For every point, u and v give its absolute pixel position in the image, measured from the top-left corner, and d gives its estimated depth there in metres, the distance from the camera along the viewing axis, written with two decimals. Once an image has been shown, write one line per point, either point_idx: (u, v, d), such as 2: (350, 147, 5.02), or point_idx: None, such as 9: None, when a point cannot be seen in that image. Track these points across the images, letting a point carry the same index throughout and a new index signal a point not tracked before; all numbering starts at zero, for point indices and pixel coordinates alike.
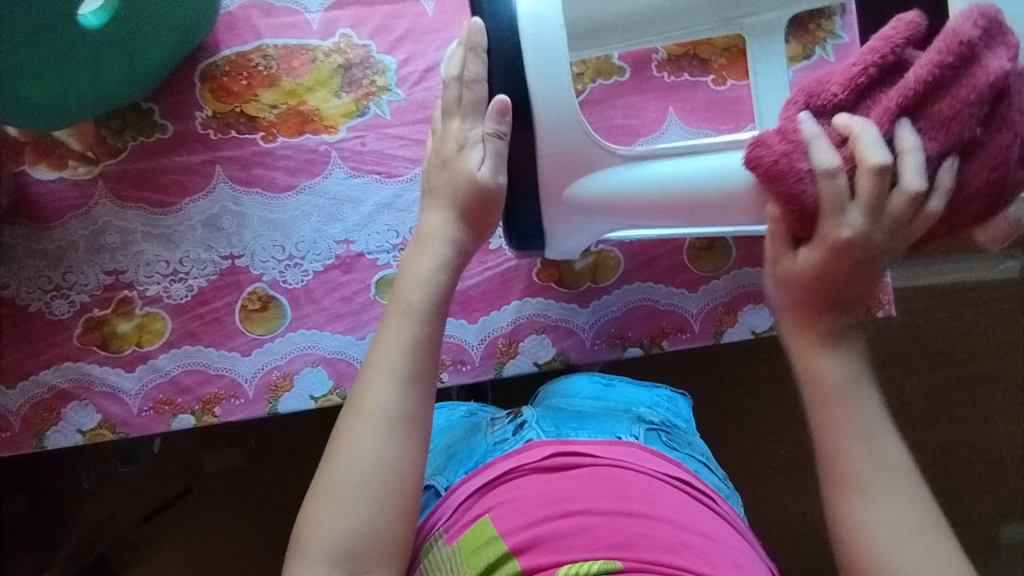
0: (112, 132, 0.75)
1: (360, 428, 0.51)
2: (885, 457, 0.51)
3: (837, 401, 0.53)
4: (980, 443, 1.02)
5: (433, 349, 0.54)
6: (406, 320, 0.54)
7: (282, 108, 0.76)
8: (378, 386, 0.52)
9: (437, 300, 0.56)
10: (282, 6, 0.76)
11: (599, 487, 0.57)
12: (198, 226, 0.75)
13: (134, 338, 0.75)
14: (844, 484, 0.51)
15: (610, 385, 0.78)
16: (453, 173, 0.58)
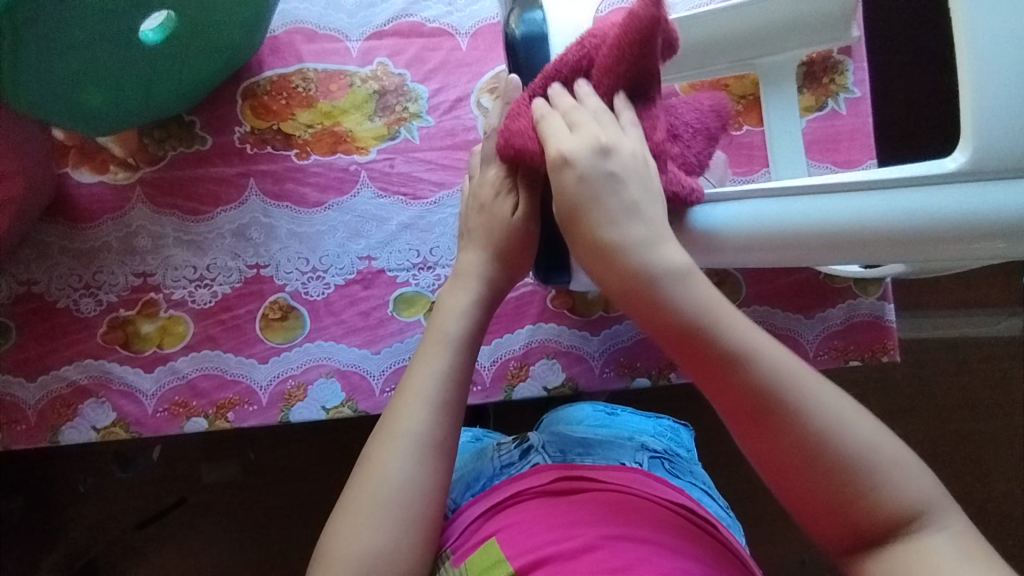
0: (153, 141, 0.79)
1: (391, 450, 0.52)
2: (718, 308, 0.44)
3: (654, 283, 0.45)
4: (981, 497, 1.02)
5: (463, 381, 0.56)
6: (440, 349, 0.56)
7: (317, 128, 0.79)
8: (409, 412, 0.53)
9: (469, 333, 0.58)
10: (324, 33, 0.81)
11: (603, 511, 0.58)
12: (227, 235, 0.78)
13: (155, 339, 0.77)
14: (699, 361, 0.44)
15: (614, 414, 0.79)
16: (490, 217, 0.60)
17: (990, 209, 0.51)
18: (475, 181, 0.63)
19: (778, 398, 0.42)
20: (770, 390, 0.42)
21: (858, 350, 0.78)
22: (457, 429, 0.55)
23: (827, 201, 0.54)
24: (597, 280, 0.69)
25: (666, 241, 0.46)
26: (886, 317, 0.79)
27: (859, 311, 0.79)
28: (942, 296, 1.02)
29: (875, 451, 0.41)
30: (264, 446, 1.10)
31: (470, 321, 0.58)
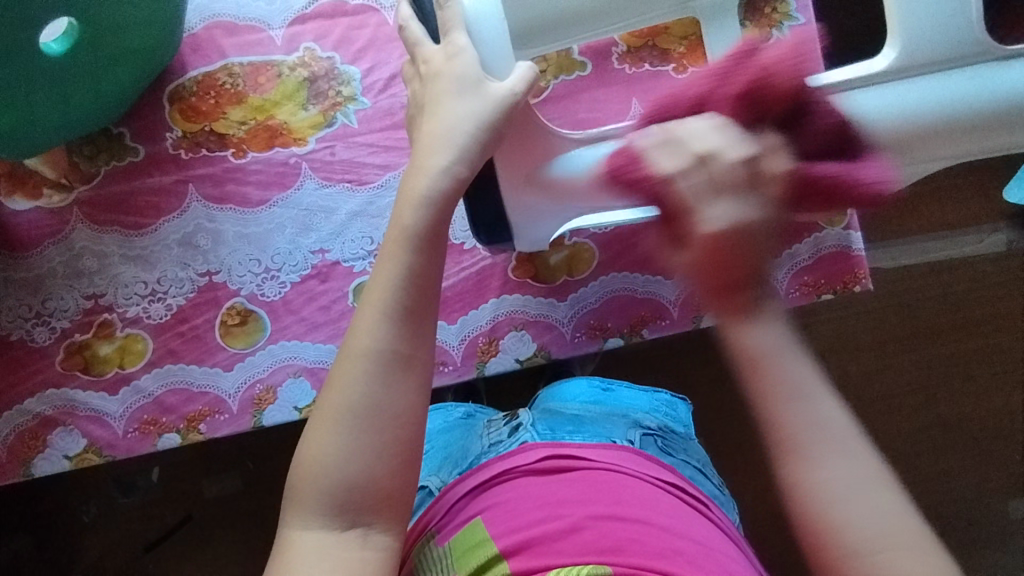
0: (84, 158, 0.77)
1: (351, 370, 0.45)
2: (767, 341, 0.43)
3: (762, 360, 0.43)
4: (978, 418, 1.01)
5: (429, 285, 0.47)
6: (399, 247, 0.46)
7: (250, 124, 0.77)
8: (369, 323, 0.46)
9: (434, 225, 0.46)
10: (245, 24, 0.78)
11: (591, 489, 0.55)
12: (173, 245, 0.76)
13: (115, 360, 0.75)
14: (756, 384, 0.43)
15: (609, 389, 0.76)
16: (443, 83, 0.49)
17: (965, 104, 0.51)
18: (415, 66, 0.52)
19: (828, 470, 0.42)
20: (824, 471, 0.42)
21: (830, 284, 0.77)
22: (430, 340, 0.47)
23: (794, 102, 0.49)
24: (544, 236, 0.67)
25: (777, 331, 0.43)
26: (854, 246, 0.77)
27: (826, 244, 0.77)
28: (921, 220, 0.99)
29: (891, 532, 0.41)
30: (258, 456, 1.08)
31: (440, 200, 0.47)
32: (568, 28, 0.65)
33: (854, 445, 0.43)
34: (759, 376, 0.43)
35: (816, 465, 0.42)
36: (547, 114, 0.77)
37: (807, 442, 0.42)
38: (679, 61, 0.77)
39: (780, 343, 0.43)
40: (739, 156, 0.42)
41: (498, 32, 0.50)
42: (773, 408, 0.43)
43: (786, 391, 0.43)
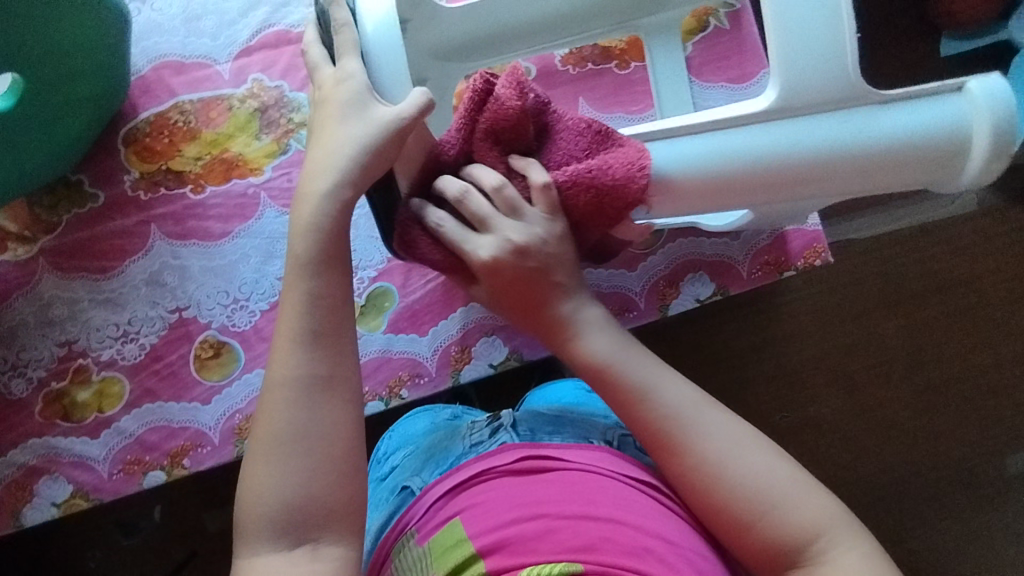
0: (45, 209, 0.78)
1: (281, 398, 0.48)
2: (602, 346, 0.57)
3: (603, 369, 0.56)
4: (1004, 381, 0.94)
5: (334, 304, 0.50)
6: (300, 275, 0.50)
7: (206, 159, 0.78)
8: (284, 353, 0.49)
9: (325, 249, 0.51)
10: (192, 62, 0.79)
11: (567, 490, 0.55)
12: (141, 285, 0.77)
13: (94, 404, 0.76)
14: (608, 389, 0.56)
15: (594, 390, 0.74)
16: (333, 111, 0.52)
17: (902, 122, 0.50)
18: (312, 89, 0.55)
19: (704, 450, 0.53)
20: (702, 451, 0.53)
21: (790, 261, 0.78)
22: (347, 351, 0.50)
23: (824, 125, 0.50)
24: None
25: (603, 338, 0.57)
26: (809, 223, 0.79)
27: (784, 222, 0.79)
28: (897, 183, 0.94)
29: (765, 475, 0.52)
30: None
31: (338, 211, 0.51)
32: (513, 44, 0.72)
33: (710, 420, 0.54)
34: (611, 383, 0.56)
35: (693, 460, 0.53)
36: None
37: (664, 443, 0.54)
38: (620, 58, 0.78)
39: (610, 348, 0.57)
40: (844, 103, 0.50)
41: (394, 44, 0.52)
42: (630, 407, 0.55)
43: (635, 393, 0.55)
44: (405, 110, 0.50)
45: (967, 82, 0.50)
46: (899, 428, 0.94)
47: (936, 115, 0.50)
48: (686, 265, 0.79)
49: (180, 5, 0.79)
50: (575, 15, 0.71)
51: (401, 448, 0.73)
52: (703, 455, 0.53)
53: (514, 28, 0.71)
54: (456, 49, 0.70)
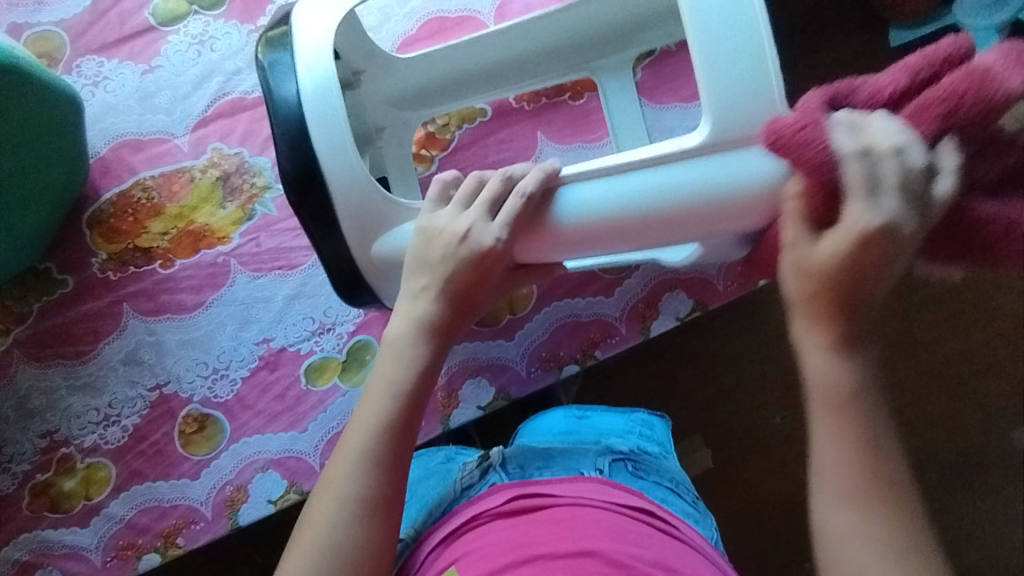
0: (15, 299, 0.77)
1: (331, 511, 0.49)
2: (830, 374, 0.43)
3: (833, 405, 0.43)
4: (1002, 360, 0.88)
5: (405, 435, 0.52)
6: (380, 401, 0.52)
7: (172, 232, 0.78)
8: (347, 467, 0.50)
9: (416, 386, 0.53)
10: (150, 138, 0.79)
11: (559, 527, 0.53)
12: (118, 365, 0.76)
13: (80, 492, 0.74)
14: (836, 419, 0.43)
15: (584, 417, 0.72)
16: (454, 235, 0.53)
17: None
18: (429, 217, 0.55)
19: (824, 508, 0.43)
20: (824, 510, 0.43)
21: None
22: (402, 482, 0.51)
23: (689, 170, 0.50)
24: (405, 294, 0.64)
25: (847, 365, 0.42)
26: None
27: None
28: None
29: None
30: None
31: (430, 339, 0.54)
32: (465, 89, 0.73)
33: (884, 498, 0.42)
34: (833, 415, 0.43)
35: (823, 510, 0.43)
36: (459, 164, 0.79)
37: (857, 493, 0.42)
38: (573, 89, 0.79)
39: (841, 376, 0.42)
40: (877, 148, 0.40)
41: (339, 129, 0.55)
42: (818, 441, 0.43)
43: (848, 429, 0.42)
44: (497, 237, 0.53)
45: None
46: (905, 417, 0.88)
47: None
48: (662, 285, 0.79)
49: (133, 84, 0.80)
50: (528, 59, 0.72)
51: None
52: (835, 548, 0.42)
53: (461, 74, 0.72)
54: (406, 100, 0.72)
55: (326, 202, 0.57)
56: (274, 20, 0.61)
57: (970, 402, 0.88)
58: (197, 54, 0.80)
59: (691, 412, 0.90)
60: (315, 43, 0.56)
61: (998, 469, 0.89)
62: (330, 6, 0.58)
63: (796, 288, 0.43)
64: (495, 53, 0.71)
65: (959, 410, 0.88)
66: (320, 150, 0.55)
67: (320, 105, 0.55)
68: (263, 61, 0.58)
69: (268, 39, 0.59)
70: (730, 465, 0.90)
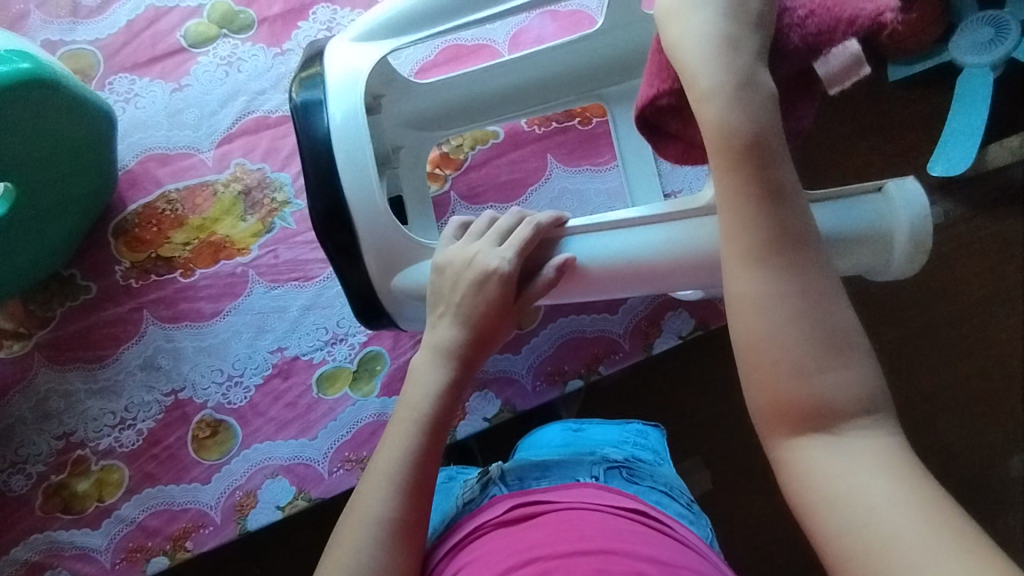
0: (39, 304, 0.80)
1: (356, 534, 0.50)
2: (730, 117, 0.39)
3: (756, 148, 0.39)
4: (993, 385, 0.90)
5: (431, 465, 0.53)
6: (410, 430, 0.53)
7: (194, 243, 0.81)
8: (373, 496, 0.51)
9: (442, 414, 0.54)
10: (177, 153, 0.83)
11: (557, 530, 0.53)
12: (136, 371, 0.79)
13: (93, 494, 0.76)
14: (738, 167, 0.39)
15: (579, 430, 0.74)
16: (471, 263, 0.56)
17: (838, 222, 0.53)
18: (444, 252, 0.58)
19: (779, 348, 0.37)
20: (757, 282, 0.38)
21: None
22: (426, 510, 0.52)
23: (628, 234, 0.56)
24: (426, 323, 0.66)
25: (749, 106, 0.39)
26: None
27: None
28: None
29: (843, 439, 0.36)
30: None
31: (455, 364, 0.55)
32: (480, 115, 0.77)
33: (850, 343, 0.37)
34: (750, 185, 0.38)
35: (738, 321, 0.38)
36: (471, 184, 0.82)
37: (747, 256, 0.38)
38: (582, 115, 0.83)
39: (760, 124, 0.39)
40: None
41: (364, 158, 0.59)
42: (733, 212, 0.39)
43: (766, 199, 0.38)
44: (511, 262, 0.55)
45: (886, 184, 0.54)
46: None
47: (860, 214, 0.53)
48: (664, 303, 0.81)
49: (162, 101, 0.83)
50: (538, 88, 0.76)
51: None
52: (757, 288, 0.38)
53: (476, 101, 0.76)
54: (427, 121, 0.75)
55: (351, 233, 0.60)
56: (303, 62, 0.64)
57: (963, 425, 0.90)
58: (225, 74, 0.84)
59: (691, 429, 0.92)
60: (349, 83, 0.60)
61: (993, 492, 0.90)
62: (364, 49, 0.62)
63: (710, 119, 0.40)
64: (512, 79, 0.75)
65: (953, 433, 0.90)
66: (348, 185, 0.59)
67: (346, 135, 0.59)
68: (296, 100, 0.61)
69: (302, 79, 0.62)
70: (727, 483, 0.92)
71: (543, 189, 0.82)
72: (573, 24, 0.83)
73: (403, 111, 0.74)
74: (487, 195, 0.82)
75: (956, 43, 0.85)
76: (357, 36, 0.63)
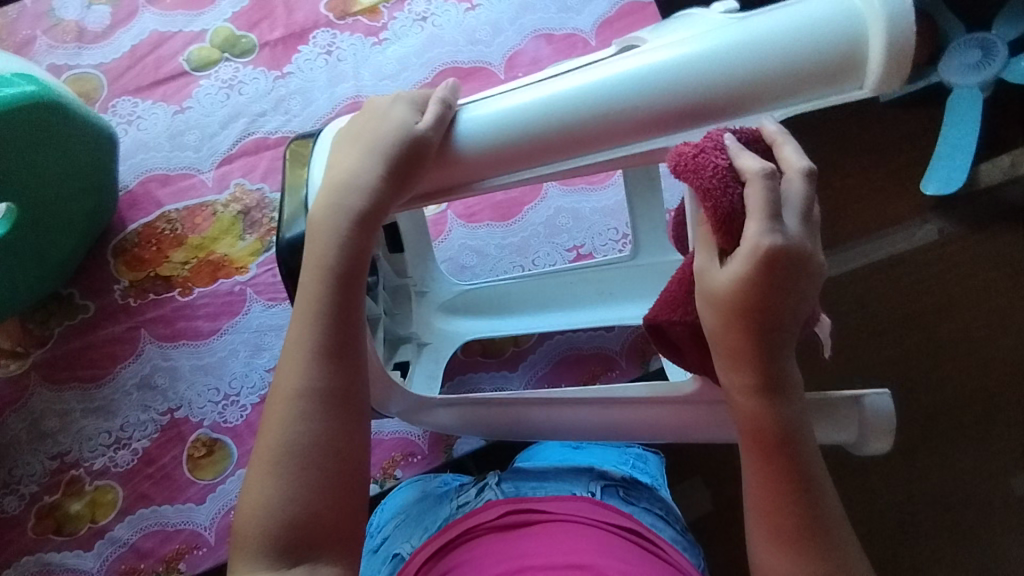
0: (37, 323, 0.80)
1: (283, 413, 0.43)
2: (710, 311, 0.38)
3: (764, 305, 0.37)
4: (997, 404, 0.89)
5: (350, 317, 0.45)
6: (317, 283, 0.44)
7: (193, 262, 0.81)
8: (296, 366, 0.44)
9: (355, 261, 0.45)
10: (177, 173, 0.84)
11: (550, 543, 0.52)
12: (132, 390, 0.79)
13: (87, 514, 0.75)
14: (768, 456, 0.41)
15: (580, 448, 0.72)
16: (381, 113, 0.46)
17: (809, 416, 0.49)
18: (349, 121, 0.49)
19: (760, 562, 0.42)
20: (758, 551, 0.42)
21: None
22: (359, 368, 0.45)
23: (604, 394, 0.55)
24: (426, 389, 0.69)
25: (756, 328, 0.38)
26: None
27: None
28: (861, 221, 0.92)
29: None
30: None
31: (362, 199, 0.44)
32: None
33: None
34: (767, 452, 0.41)
35: (761, 554, 0.42)
36: (468, 203, 0.83)
37: (775, 508, 0.41)
38: None
39: (791, 411, 0.40)
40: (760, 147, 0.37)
41: None
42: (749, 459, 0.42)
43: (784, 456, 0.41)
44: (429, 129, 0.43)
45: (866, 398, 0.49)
46: (905, 459, 0.88)
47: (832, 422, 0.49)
48: None
49: (164, 124, 0.85)
50: None
51: (392, 518, 0.67)
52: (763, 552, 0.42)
53: None
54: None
55: None
56: None
57: (970, 443, 0.88)
58: (226, 97, 0.85)
59: (689, 450, 0.92)
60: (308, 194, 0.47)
61: (1006, 516, 0.86)
62: None
63: (720, 287, 0.37)
64: None
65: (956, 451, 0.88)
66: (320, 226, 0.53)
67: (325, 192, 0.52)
68: (284, 243, 0.48)
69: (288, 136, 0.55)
70: (728, 504, 0.91)
71: (539, 208, 0.83)
72: (567, 47, 0.85)
73: None
74: (483, 214, 0.83)
75: (946, 65, 0.87)
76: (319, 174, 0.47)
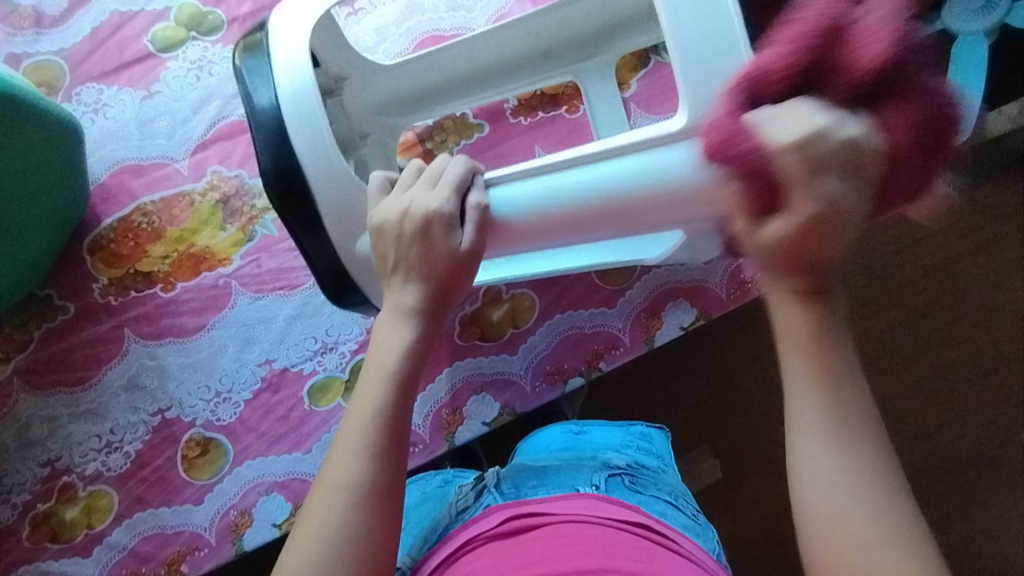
0: (15, 328, 0.77)
1: (326, 505, 0.43)
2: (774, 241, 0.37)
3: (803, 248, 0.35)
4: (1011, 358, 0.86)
5: (403, 428, 0.46)
6: (376, 387, 0.46)
7: (173, 256, 0.78)
8: (347, 456, 0.44)
9: (413, 373, 0.47)
10: (151, 163, 0.80)
11: (554, 546, 0.48)
12: (120, 391, 0.76)
13: (83, 521, 0.73)
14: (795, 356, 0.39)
15: (581, 433, 0.70)
16: (433, 236, 0.49)
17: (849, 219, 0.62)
18: (387, 214, 0.50)
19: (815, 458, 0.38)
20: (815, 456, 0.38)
21: None
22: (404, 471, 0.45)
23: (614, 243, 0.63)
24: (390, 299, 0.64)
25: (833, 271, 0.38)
26: None
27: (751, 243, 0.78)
28: None
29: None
30: None
31: (422, 321, 0.49)
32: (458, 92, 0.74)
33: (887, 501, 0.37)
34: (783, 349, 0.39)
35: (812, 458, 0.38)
36: None
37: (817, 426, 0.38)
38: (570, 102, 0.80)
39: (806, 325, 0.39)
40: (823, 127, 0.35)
41: (315, 116, 0.55)
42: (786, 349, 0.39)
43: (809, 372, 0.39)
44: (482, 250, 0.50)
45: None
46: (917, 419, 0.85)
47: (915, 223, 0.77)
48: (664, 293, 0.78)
49: (132, 110, 0.80)
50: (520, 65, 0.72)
51: None
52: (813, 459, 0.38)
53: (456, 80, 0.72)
54: (391, 105, 0.73)
55: (310, 205, 0.57)
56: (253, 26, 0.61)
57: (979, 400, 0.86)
58: (196, 79, 0.81)
59: (696, 423, 0.89)
60: (292, 55, 0.56)
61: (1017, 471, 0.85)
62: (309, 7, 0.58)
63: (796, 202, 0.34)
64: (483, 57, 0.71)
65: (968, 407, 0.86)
66: (299, 147, 0.55)
67: (297, 112, 0.55)
68: (270, 169, 0.56)
69: (245, 44, 0.59)
70: (738, 475, 0.89)
71: None
72: None
73: (370, 98, 0.71)
74: None
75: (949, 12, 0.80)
76: (300, 57, 0.56)
